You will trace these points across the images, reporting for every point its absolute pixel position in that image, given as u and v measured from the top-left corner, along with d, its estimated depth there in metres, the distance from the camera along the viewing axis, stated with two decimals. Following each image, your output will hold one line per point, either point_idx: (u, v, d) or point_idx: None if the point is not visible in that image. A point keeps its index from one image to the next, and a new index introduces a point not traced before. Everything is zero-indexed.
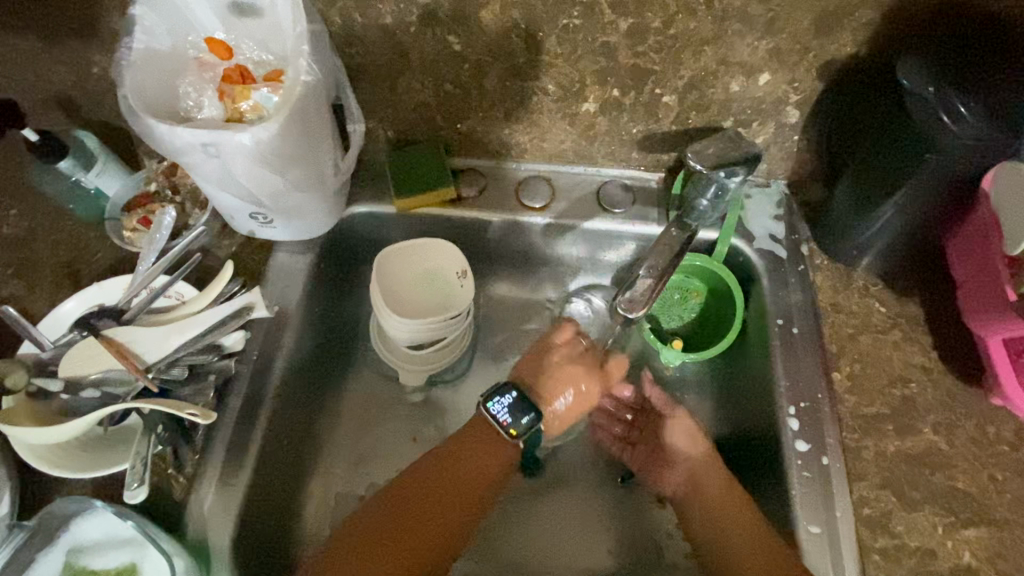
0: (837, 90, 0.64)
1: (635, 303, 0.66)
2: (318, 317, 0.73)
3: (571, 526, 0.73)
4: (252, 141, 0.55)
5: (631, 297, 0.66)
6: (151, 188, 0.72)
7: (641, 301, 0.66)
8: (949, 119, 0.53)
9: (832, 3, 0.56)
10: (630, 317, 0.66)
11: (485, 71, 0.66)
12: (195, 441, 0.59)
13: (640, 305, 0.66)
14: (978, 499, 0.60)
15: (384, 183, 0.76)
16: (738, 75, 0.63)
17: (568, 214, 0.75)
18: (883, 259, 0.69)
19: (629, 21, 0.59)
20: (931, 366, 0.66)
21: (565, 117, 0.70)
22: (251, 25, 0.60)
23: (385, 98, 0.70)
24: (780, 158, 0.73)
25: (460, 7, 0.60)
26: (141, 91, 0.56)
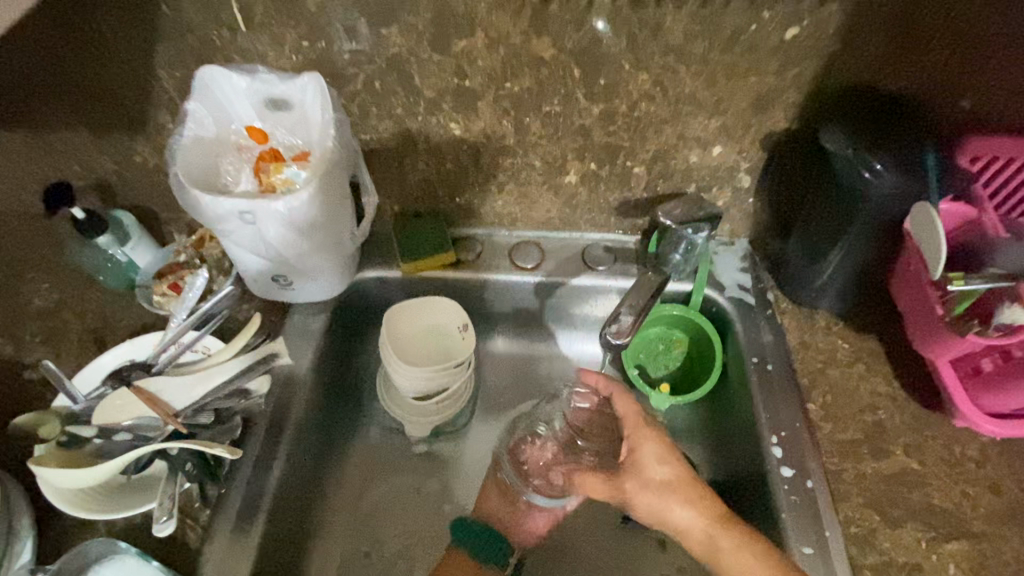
0: (778, 156, 0.75)
1: (621, 331, 0.72)
2: (328, 374, 0.78)
3: None
4: (283, 208, 0.63)
5: (617, 326, 0.72)
6: (181, 258, 0.79)
7: (627, 330, 0.72)
8: (868, 175, 0.63)
9: (764, 89, 0.68)
10: (617, 344, 0.72)
11: (481, 150, 0.77)
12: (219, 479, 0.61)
13: (626, 333, 0.72)
14: (955, 513, 0.65)
15: (391, 251, 0.84)
16: (695, 147, 0.74)
17: (556, 272, 0.84)
18: (840, 300, 0.78)
19: (600, 106, 0.71)
20: (894, 393, 0.73)
21: (550, 188, 0.81)
22: (283, 116, 0.71)
23: (394, 175, 0.80)
24: (739, 218, 0.84)
25: (458, 100, 0.71)
26: (188, 169, 0.65)
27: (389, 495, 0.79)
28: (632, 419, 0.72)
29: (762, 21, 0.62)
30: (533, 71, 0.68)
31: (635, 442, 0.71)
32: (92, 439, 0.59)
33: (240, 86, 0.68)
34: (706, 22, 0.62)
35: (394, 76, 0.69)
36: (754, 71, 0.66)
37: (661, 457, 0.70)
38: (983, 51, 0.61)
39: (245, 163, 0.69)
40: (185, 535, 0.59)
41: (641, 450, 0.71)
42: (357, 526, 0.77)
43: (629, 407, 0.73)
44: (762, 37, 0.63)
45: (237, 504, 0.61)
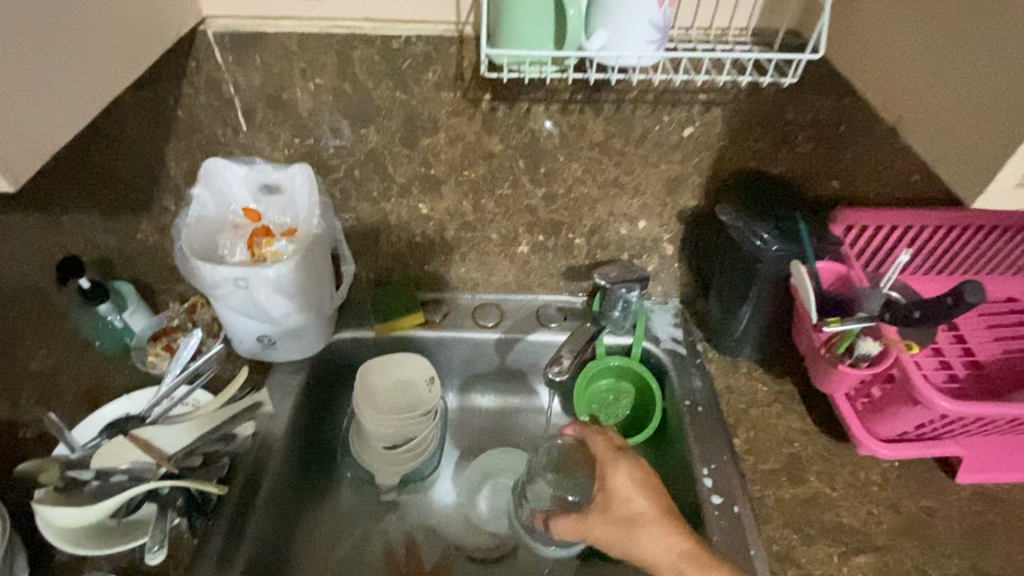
0: (693, 229, 0.90)
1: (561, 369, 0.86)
2: (304, 428, 0.85)
3: None
4: (272, 275, 0.74)
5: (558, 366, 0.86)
6: (174, 322, 0.88)
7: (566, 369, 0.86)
8: (759, 241, 0.78)
9: (674, 175, 0.84)
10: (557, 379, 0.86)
11: (445, 226, 0.90)
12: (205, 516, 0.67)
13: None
14: (862, 530, 0.74)
15: (365, 314, 0.95)
16: (624, 222, 0.89)
17: (513, 330, 0.95)
18: (757, 349, 0.90)
19: (543, 190, 0.85)
20: (807, 428, 0.84)
21: (506, 257, 0.94)
22: (275, 199, 0.83)
23: (369, 248, 0.92)
24: (669, 281, 0.97)
25: (425, 185, 0.85)
26: (190, 243, 0.76)
27: (361, 542, 0.85)
28: (605, 454, 0.74)
29: (665, 123, 0.78)
30: (486, 162, 0.83)
31: (605, 473, 0.73)
32: (90, 480, 0.64)
33: (240, 174, 0.80)
34: (622, 124, 0.78)
35: (372, 166, 0.83)
36: (664, 161, 0.82)
37: (632, 487, 0.71)
38: (840, 145, 0.78)
39: (240, 238, 0.80)
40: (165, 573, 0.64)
41: (613, 481, 0.72)
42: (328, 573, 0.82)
43: (602, 443, 0.75)
44: (667, 135, 0.80)
45: (219, 544, 0.65)
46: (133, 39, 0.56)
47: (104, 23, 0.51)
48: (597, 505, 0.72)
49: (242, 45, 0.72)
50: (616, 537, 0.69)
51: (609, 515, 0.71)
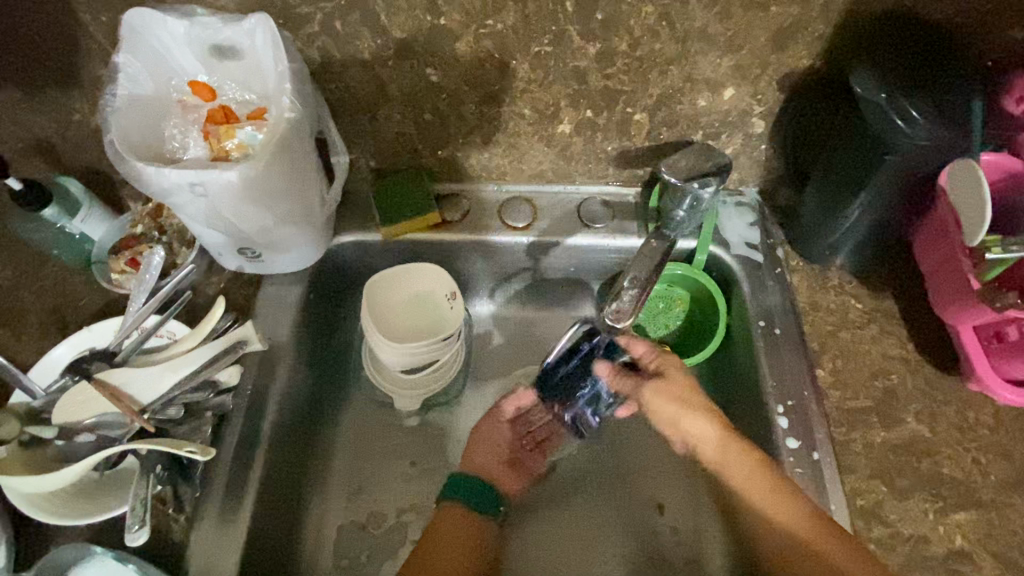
0: (795, 102, 0.67)
1: (623, 312, 0.66)
2: (310, 348, 0.73)
3: (576, 548, 0.73)
4: (238, 179, 0.56)
5: (618, 307, 0.66)
6: (138, 231, 0.72)
7: (628, 310, 0.66)
8: (903, 123, 0.56)
9: (786, 21, 0.59)
10: (617, 327, 0.67)
11: (462, 99, 0.68)
12: (193, 480, 0.60)
13: (628, 314, 0.66)
14: (964, 483, 0.63)
15: (368, 212, 0.77)
16: (703, 91, 0.66)
17: (550, 231, 0.77)
18: (856, 257, 0.72)
19: (597, 46, 0.61)
20: (908, 357, 0.69)
21: (542, 139, 0.72)
22: (232, 66, 0.61)
23: (365, 130, 0.72)
24: (749, 167, 0.76)
25: (434, 40, 0.62)
26: (126, 135, 0.57)
27: (379, 465, 0.76)
28: (940, 222, 0.61)
29: None
30: (517, 5, 0.58)
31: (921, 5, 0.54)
32: (54, 441, 0.57)
33: (178, 32, 0.58)
34: None
35: (357, 15, 0.59)
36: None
37: (927, 248, 0.63)
38: None
39: (192, 124, 0.61)
40: (166, 528, 0.58)
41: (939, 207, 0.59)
42: (349, 501, 0.74)
43: (935, 225, 0.62)
44: None
45: (221, 494, 0.60)
46: None
47: None
48: (919, 180, 0.60)
49: None
50: (945, 219, 0.59)
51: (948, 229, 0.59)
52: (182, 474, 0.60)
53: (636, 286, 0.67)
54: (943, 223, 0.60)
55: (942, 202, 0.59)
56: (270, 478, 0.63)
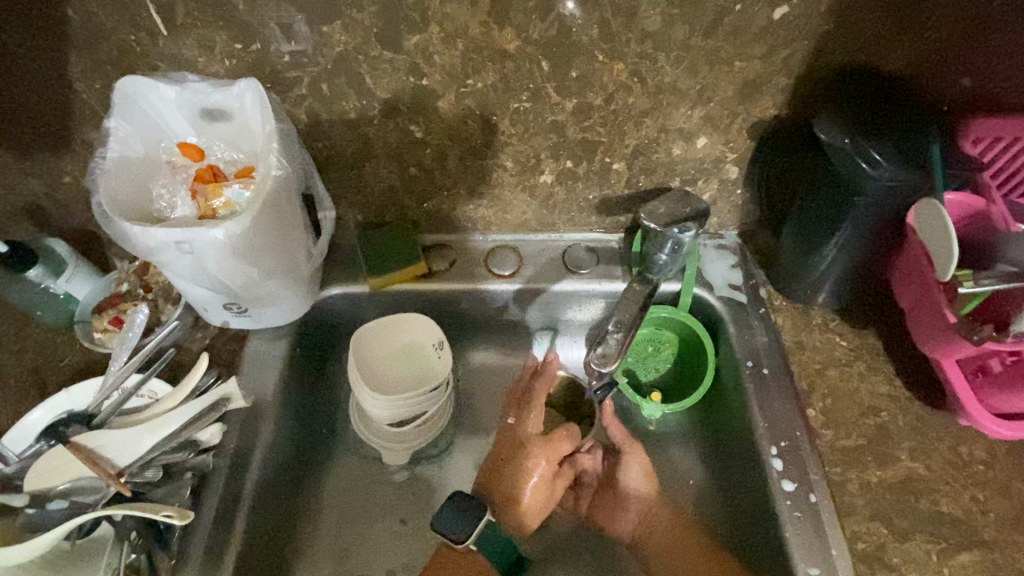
0: (766, 150, 0.70)
1: (609, 357, 0.66)
2: (297, 405, 0.72)
3: None
4: (224, 236, 0.57)
5: (603, 352, 0.66)
6: (123, 288, 0.72)
7: (613, 355, 0.66)
8: (868, 166, 0.58)
9: (751, 73, 0.62)
10: (603, 372, 0.66)
11: (446, 153, 0.70)
12: (171, 547, 0.57)
13: (614, 358, 0.66)
14: (965, 521, 0.61)
15: (356, 265, 0.78)
16: (678, 140, 0.68)
17: (536, 278, 0.78)
18: (836, 295, 0.73)
19: (574, 101, 0.64)
20: (897, 393, 0.69)
21: (525, 189, 0.74)
22: (221, 128, 0.63)
23: (352, 185, 0.73)
24: (727, 211, 0.78)
25: (417, 99, 0.64)
26: (114, 195, 0.58)
27: (366, 524, 0.73)
28: (912, 258, 0.62)
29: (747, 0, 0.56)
30: (496, 65, 0.61)
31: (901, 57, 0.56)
32: (25, 510, 0.54)
33: (169, 96, 0.60)
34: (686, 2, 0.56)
35: (343, 77, 0.62)
36: (738, 55, 0.60)
37: (903, 284, 0.64)
38: (985, 21, 0.56)
39: (181, 184, 0.62)
40: None
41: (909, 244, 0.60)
42: (335, 568, 0.70)
43: (909, 260, 0.62)
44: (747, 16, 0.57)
45: (198, 563, 0.57)
46: None
47: None
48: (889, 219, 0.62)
49: None
50: (915, 255, 0.60)
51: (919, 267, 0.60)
52: (158, 540, 0.57)
53: (617, 324, 0.67)
54: (914, 259, 0.61)
55: (911, 240, 0.61)
56: (251, 544, 0.60)
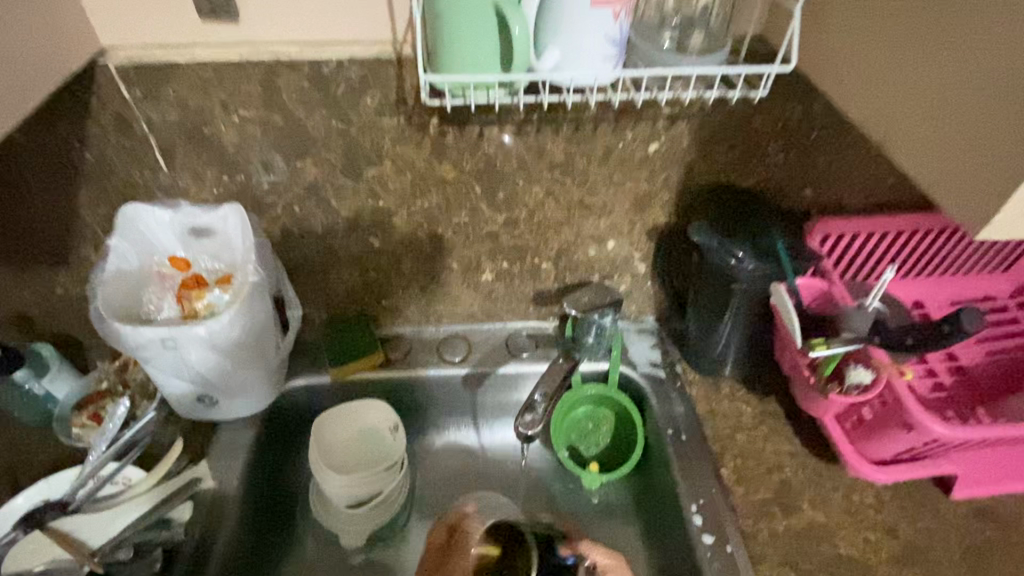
0: (665, 250, 0.85)
1: (534, 421, 0.76)
2: (260, 494, 0.77)
3: None
4: (204, 333, 0.66)
5: (530, 417, 0.76)
6: (103, 386, 0.79)
7: (539, 419, 0.76)
8: (735, 261, 0.72)
9: (642, 192, 0.78)
10: (529, 435, 0.75)
11: (400, 258, 0.83)
12: None
13: (539, 422, 0.76)
14: (861, 561, 0.70)
15: (320, 358, 0.87)
16: (592, 243, 0.83)
17: (482, 364, 0.88)
18: (738, 369, 0.85)
19: (504, 215, 0.79)
20: (797, 451, 0.80)
21: (469, 286, 0.87)
22: (206, 243, 0.75)
23: (319, 287, 0.85)
24: (643, 300, 0.92)
25: (374, 217, 0.78)
26: (109, 302, 0.68)
27: None
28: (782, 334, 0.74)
29: (628, 140, 0.73)
30: (439, 190, 0.76)
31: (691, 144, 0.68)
32: None
33: (163, 219, 0.72)
34: (584, 140, 0.72)
35: (313, 201, 0.75)
36: (629, 179, 0.77)
37: (782, 354, 0.76)
38: (807, 152, 0.74)
39: (168, 291, 0.72)
40: None
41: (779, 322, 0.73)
42: None
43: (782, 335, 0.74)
44: (630, 151, 0.74)
45: None
46: (7, 81, 0.48)
47: None
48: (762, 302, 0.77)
49: (151, 80, 0.64)
50: (781, 331, 0.74)
51: (787, 344, 0.74)
52: None
53: (541, 392, 0.78)
54: (782, 332, 0.74)
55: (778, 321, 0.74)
56: None
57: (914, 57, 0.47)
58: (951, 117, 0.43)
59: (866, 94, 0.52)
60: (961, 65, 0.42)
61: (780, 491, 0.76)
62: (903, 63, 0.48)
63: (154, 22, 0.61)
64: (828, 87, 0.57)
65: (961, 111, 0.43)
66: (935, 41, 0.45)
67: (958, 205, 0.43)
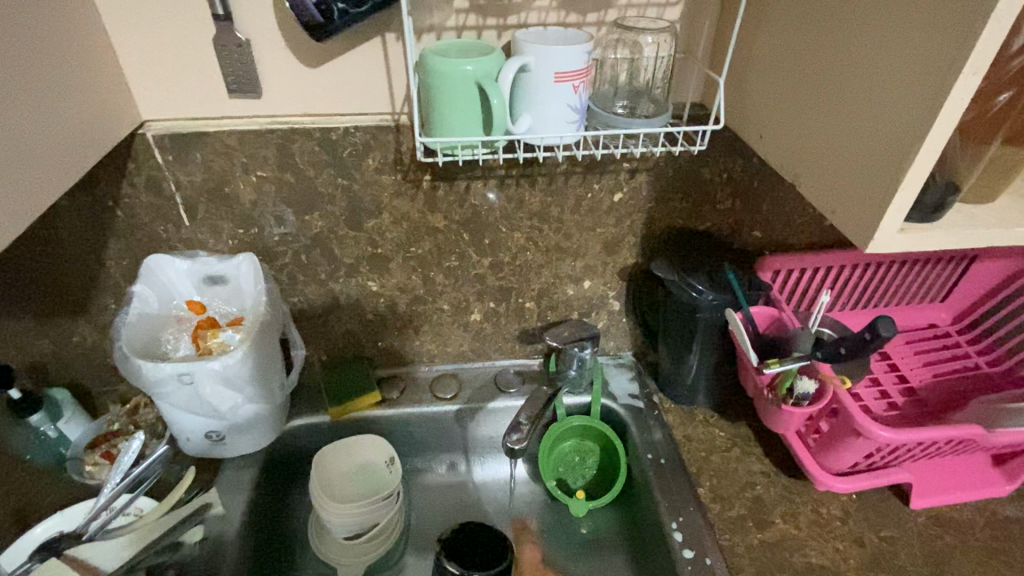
0: (636, 287, 0.94)
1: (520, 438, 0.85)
2: (260, 533, 0.80)
3: None
4: (218, 368, 0.72)
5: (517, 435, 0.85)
6: (115, 427, 0.85)
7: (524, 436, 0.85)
8: (695, 293, 0.81)
9: (612, 236, 0.88)
10: (516, 450, 0.85)
11: (396, 301, 0.91)
12: None
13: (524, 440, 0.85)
14: (831, 568, 0.75)
15: (321, 398, 0.93)
16: (570, 283, 0.92)
17: (473, 399, 0.95)
18: (710, 394, 0.93)
19: (490, 259, 0.88)
20: (767, 469, 0.86)
21: (459, 326, 0.95)
22: (220, 289, 0.83)
23: (321, 330, 0.92)
24: (620, 336, 1.00)
25: (373, 264, 0.87)
26: (131, 341, 0.75)
27: None
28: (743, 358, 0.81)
29: (596, 191, 0.83)
30: (431, 238, 0.85)
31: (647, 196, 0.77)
32: None
33: (183, 267, 0.80)
34: (559, 191, 0.83)
35: (318, 250, 0.84)
36: (599, 225, 0.87)
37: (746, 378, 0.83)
38: (750, 198, 0.85)
39: (184, 332, 0.79)
40: None
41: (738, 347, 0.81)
42: None
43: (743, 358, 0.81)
44: (598, 201, 0.85)
45: None
46: (68, 147, 0.57)
47: (42, 139, 0.53)
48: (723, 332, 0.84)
49: (182, 147, 0.74)
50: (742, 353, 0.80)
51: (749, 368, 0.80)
52: None
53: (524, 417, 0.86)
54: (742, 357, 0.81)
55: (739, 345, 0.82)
56: None
57: (813, 114, 0.57)
58: (846, 155, 0.53)
59: (780, 145, 0.63)
60: (849, 117, 0.53)
61: (753, 507, 0.81)
62: (806, 120, 0.58)
63: (189, 99, 0.72)
64: (752, 140, 0.68)
65: (852, 150, 0.52)
66: (827, 101, 0.55)
67: (857, 224, 0.52)
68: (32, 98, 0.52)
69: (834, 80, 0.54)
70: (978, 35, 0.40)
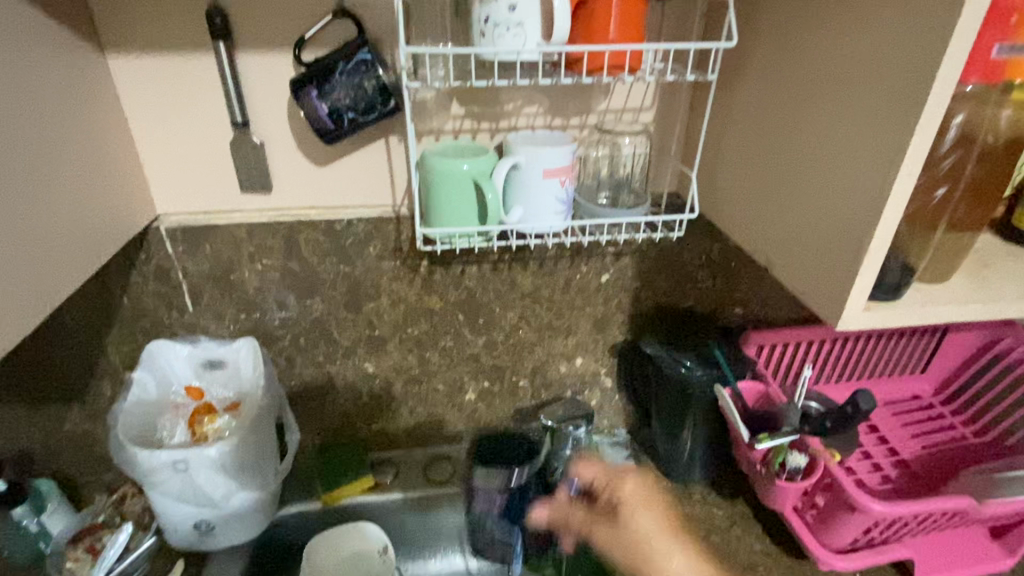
0: (627, 366, 0.97)
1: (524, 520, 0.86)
2: None
3: None
4: (213, 455, 0.72)
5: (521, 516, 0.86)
6: (100, 519, 0.83)
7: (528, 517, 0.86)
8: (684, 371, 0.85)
9: (601, 314, 0.92)
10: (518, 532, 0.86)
11: (392, 382, 0.92)
12: None
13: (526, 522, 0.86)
14: None
15: (312, 484, 0.91)
16: (562, 361, 0.95)
17: (469, 482, 0.93)
18: (705, 474, 0.92)
19: (484, 338, 0.91)
20: (768, 549, 0.84)
21: (453, 405, 0.95)
22: (219, 373, 0.84)
23: (317, 413, 0.92)
24: (613, 414, 1.01)
25: (370, 346, 0.89)
26: (127, 428, 0.76)
27: None
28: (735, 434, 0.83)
29: (584, 272, 0.88)
30: (427, 319, 0.88)
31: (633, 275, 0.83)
32: None
33: (183, 353, 0.82)
34: (549, 273, 0.87)
35: (318, 333, 0.87)
36: (588, 304, 0.91)
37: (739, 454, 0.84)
38: (728, 278, 0.91)
39: (180, 418, 0.80)
40: None
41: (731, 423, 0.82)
42: None
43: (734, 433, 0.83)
44: (587, 281, 0.89)
45: None
46: (83, 240, 0.61)
47: (60, 233, 0.57)
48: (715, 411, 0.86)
49: (192, 237, 0.78)
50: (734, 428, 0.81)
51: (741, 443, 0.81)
52: None
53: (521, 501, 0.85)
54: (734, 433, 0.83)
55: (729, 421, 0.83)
56: None
57: (776, 203, 0.63)
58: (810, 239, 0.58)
59: (750, 231, 0.69)
60: (808, 205, 0.58)
61: None
62: (771, 207, 0.64)
63: (202, 196, 0.77)
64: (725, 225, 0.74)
65: (815, 234, 0.58)
66: (788, 190, 0.61)
67: (826, 300, 0.56)
68: (54, 199, 0.57)
69: (792, 173, 0.61)
70: (908, 143, 0.47)
